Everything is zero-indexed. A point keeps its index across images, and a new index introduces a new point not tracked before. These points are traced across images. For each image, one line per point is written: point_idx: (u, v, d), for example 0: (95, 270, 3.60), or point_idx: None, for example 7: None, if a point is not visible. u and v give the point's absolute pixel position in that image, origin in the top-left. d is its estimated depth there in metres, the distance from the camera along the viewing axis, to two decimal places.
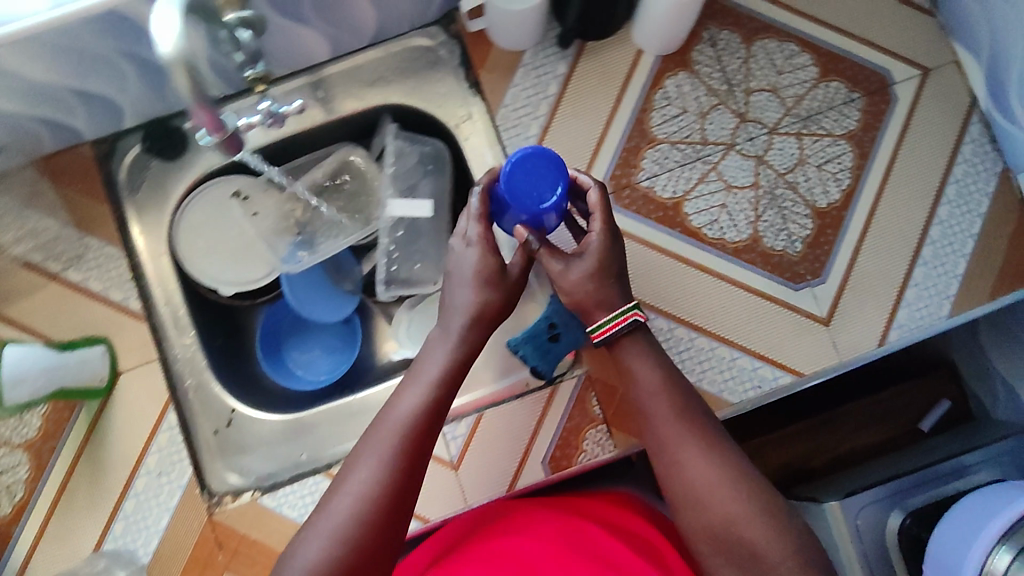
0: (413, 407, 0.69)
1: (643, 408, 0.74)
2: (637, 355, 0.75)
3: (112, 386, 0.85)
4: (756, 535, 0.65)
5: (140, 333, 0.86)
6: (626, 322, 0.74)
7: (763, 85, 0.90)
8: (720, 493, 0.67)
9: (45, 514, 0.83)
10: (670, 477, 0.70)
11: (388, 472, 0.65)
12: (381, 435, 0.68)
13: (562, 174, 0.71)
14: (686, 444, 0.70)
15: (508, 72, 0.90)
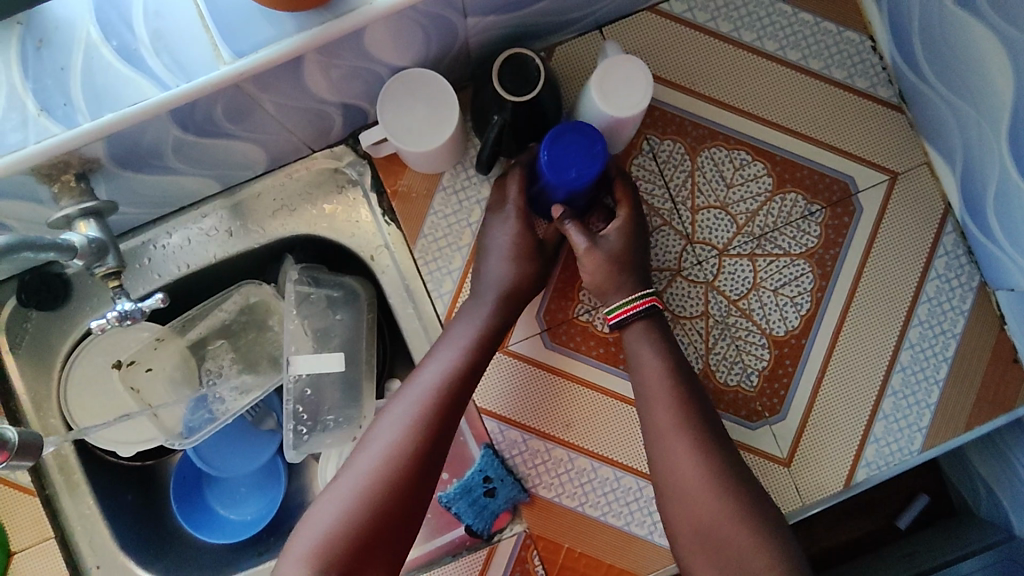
0: (430, 385, 0.71)
1: (643, 389, 0.73)
2: (648, 338, 0.75)
3: (8, 566, 0.79)
4: (741, 542, 0.64)
5: (32, 509, 0.80)
6: (641, 305, 0.75)
7: (710, 201, 0.81)
8: (707, 483, 0.67)
9: None
10: (662, 467, 0.70)
11: (403, 443, 0.68)
12: (399, 404, 0.70)
13: (599, 151, 0.68)
14: (681, 425, 0.70)
15: (427, 197, 0.81)
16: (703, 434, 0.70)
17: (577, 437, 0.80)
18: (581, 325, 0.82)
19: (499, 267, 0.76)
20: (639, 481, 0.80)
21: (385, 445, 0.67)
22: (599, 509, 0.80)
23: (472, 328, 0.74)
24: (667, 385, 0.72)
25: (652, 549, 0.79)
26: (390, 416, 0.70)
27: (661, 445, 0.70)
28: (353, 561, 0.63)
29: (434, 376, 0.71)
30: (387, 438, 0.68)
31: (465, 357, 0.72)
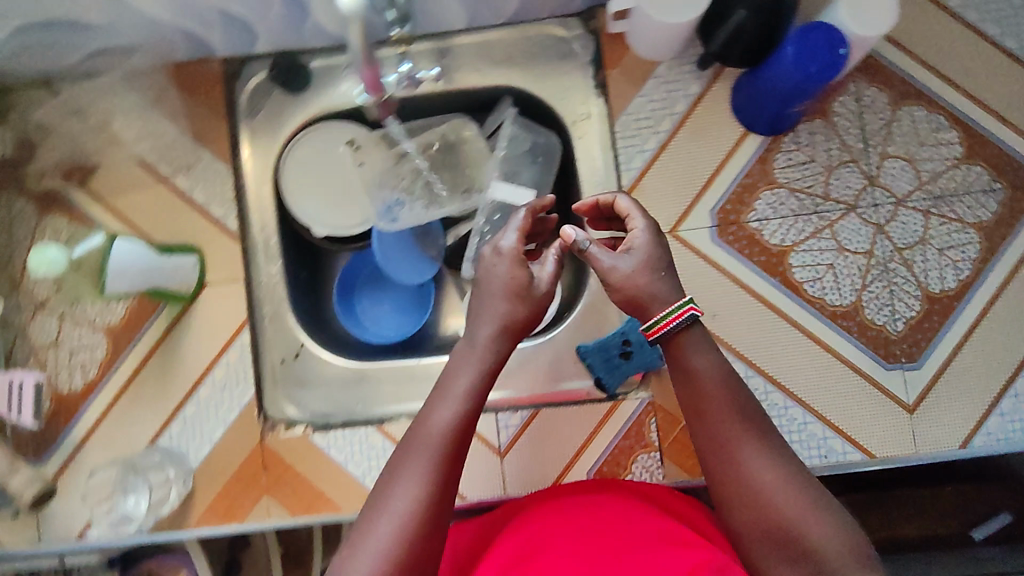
0: (446, 430, 0.60)
1: (687, 399, 0.63)
2: (699, 348, 0.63)
3: (195, 295, 0.88)
4: (823, 541, 0.55)
5: (231, 252, 0.89)
6: (681, 318, 0.62)
7: (900, 153, 0.87)
8: (783, 495, 0.57)
9: (110, 398, 0.88)
10: (732, 479, 0.59)
11: (421, 517, 0.56)
12: (414, 462, 0.59)
13: (842, 47, 0.74)
14: (742, 432, 0.60)
15: (638, 81, 0.87)
16: (766, 436, 0.60)
17: (721, 329, 0.85)
18: (750, 231, 0.86)
19: (501, 308, 0.65)
20: (768, 385, 0.85)
21: (405, 508, 0.57)
22: None
23: (487, 355, 0.64)
24: (727, 388, 0.61)
25: None
26: (405, 478, 0.58)
27: (721, 452, 0.60)
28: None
29: (449, 417, 0.61)
30: (410, 498, 0.57)
31: (483, 380, 0.63)
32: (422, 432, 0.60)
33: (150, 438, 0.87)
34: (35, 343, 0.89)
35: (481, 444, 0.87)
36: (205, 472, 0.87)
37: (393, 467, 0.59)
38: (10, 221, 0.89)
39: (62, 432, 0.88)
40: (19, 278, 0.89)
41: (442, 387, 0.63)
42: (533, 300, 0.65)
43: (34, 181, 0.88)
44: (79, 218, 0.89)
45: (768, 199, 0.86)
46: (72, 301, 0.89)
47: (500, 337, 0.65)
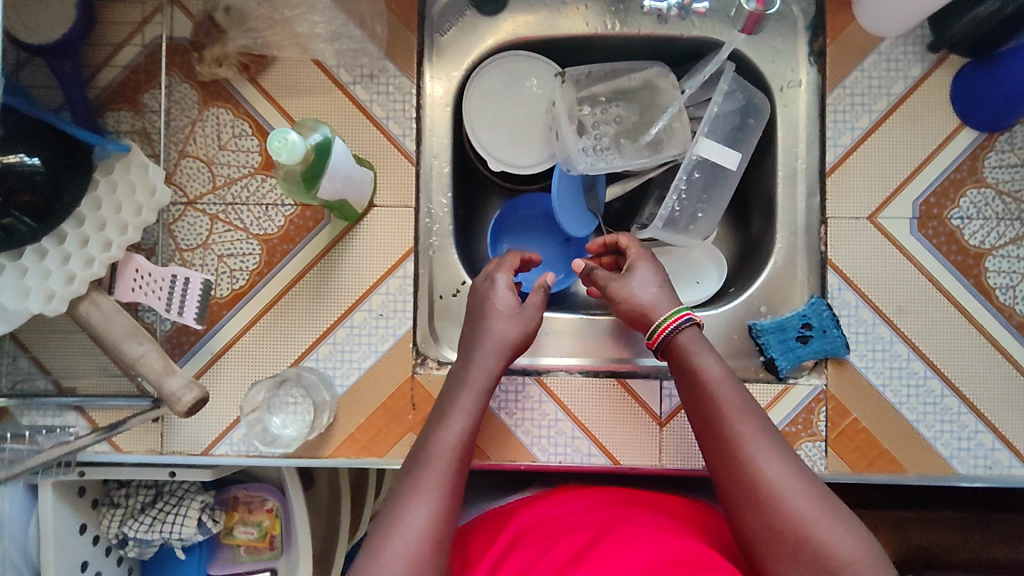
0: (451, 447, 0.69)
1: (699, 408, 0.72)
2: (698, 348, 0.74)
3: (363, 214, 0.83)
4: (827, 534, 0.62)
5: (405, 174, 0.83)
6: (681, 320, 0.75)
7: None
8: (789, 493, 0.65)
9: (258, 310, 0.82)
10: (741, 482, 0.67)
11: (433, 527, 0.64)
12: (427, 479, 0.66)
13: None
14: (748, 436, 0.68)
15: (859, 55, 0.83)
16: (768, 436, 0.68)
17: (905, 324, 0.83)
18: (950, 228, 0.83)
19: (507, 330, 0.77)
20: (944, 388, 0.83)
21: (422, 523, 0.63)
22: (898, 396, 0.83)
23: (484, 377, 0.74)
24: (735, 391, 0.71)
25: (930, 452, 0.82)
26: (417, 502, 0.65)
27: (730, 456, 0.68)
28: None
29: (454, 437, 0.70)
30: (423, 516, 0.64)
31: (484, 399, 0.74)
32: (425, 454, 0.69)
33: (295, 359, 0.82)
34: (181, 242, 0.82)
35: (642, 409, 0.84)
36: (349, 401, 0.81)
37: (404, 490, 0.65)
38: (171, 107, 0.83)
39: (200, 340, 0.81)
40: (173, 170, 0.82)
41: (449, 405, 0.73)
42: (521, 321, 0.78)
43: (206, 67, 0.81)
44: (247, 114, 0.83)
45: (973, 197, 0.83)
46: (229, 201, 0.83)
47: (491, 360, 0.75)
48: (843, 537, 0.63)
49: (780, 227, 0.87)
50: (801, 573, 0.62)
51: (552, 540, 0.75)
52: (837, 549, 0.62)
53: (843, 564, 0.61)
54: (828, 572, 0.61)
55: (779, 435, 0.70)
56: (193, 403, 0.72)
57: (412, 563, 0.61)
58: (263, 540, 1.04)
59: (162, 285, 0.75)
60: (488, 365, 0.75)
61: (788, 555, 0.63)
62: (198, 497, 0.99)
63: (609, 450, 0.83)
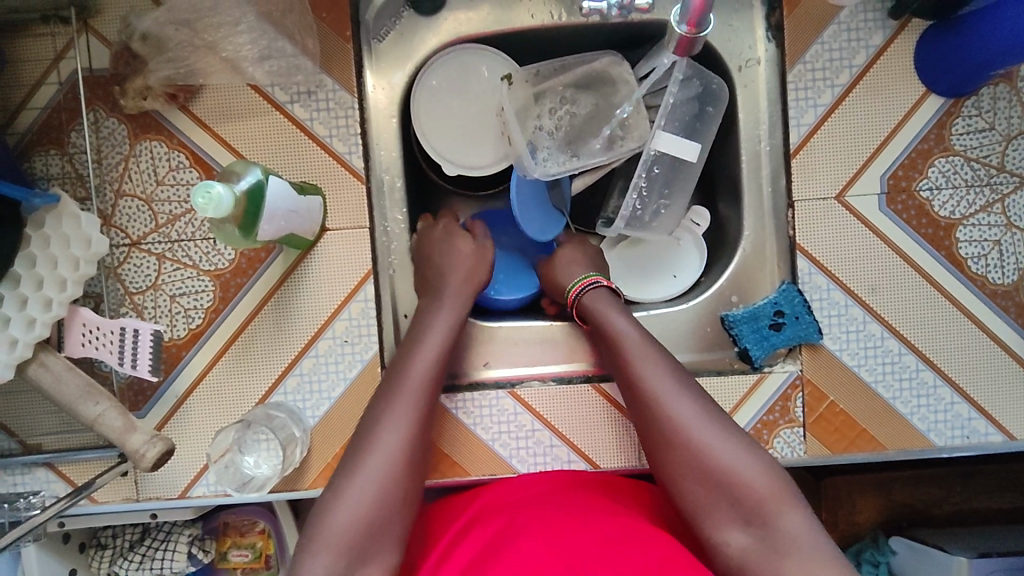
0: (423, 375, 0.71)
1: (613, 359, 0.74)
2: (612, 310, 0.76)
3: (316, 240, 0.79)
4: (734, 468, 0.63)
5: (356, 194, 0.79)
6: (589, 282, 0.79)
7: None
8: (694, 431, 0.66)
9: (218, 349, 0.80)
10: (651, 425, 0.69)
11: (405, 450, 0.67)
12: (398, 403, 0.69)
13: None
14: (654, 380, 0.69)
15: (819, 26, 0.79)
16: (679, 382, 0.69)
17: (879, 302, 0.81)
18: (919, 201, 0.81)
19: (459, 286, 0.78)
20: (919, 362, 0.82)
21: (396, 447, 0.66)
22: (874, 375, 0.82)
23: (452, 311, 0.76)
24: (645, 345, 0.72)
25: (907, 428, 0.82)
26: (392, 421, 0.68)
27: (640, 400, 0.70)
28: (364, 554, 0.62)
29: (425, 364, 0.72)
30: (396, 441, 0.67)
31: (454, 331, 0.76)
32: (396, 384, 0.70)
33: (262, 395, 0.80)
34: (130, 286, 0.79)
35: (619, 412, 0.83)
36: (322, 432, 0.80)
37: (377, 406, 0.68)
38: (100, 144, 0.78)
39: (163, 384, 0.79)
40: (112, 212, 0.78)
41: (418, 336, 0.74)
42: (477, 263, 0.81)
43: (130, 101, 0.75)
44: (181, 145, 0.78)
45: (941, 167, 0.80)
46: (174, 239, 0.79)
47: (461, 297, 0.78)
48: (750, 467, 0.63)
49: (748, 213, 0.85)
50: (715, 506, 0.64)
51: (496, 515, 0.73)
52: (744, 479, 0.63)
53: (746, 494, 0.62)
54: (732, 500, 0.63)
55: (694, 381, 0.71)
56: (157, 456, 0.72)
57: (381, 481, 0.64)
58: (258, 562, 1.03)
59: (112, 339, 0.73)
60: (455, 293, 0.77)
61: (697, 489, 0.65)
62: (185, 531, 0.98)
63: (588, 455, 0.83)
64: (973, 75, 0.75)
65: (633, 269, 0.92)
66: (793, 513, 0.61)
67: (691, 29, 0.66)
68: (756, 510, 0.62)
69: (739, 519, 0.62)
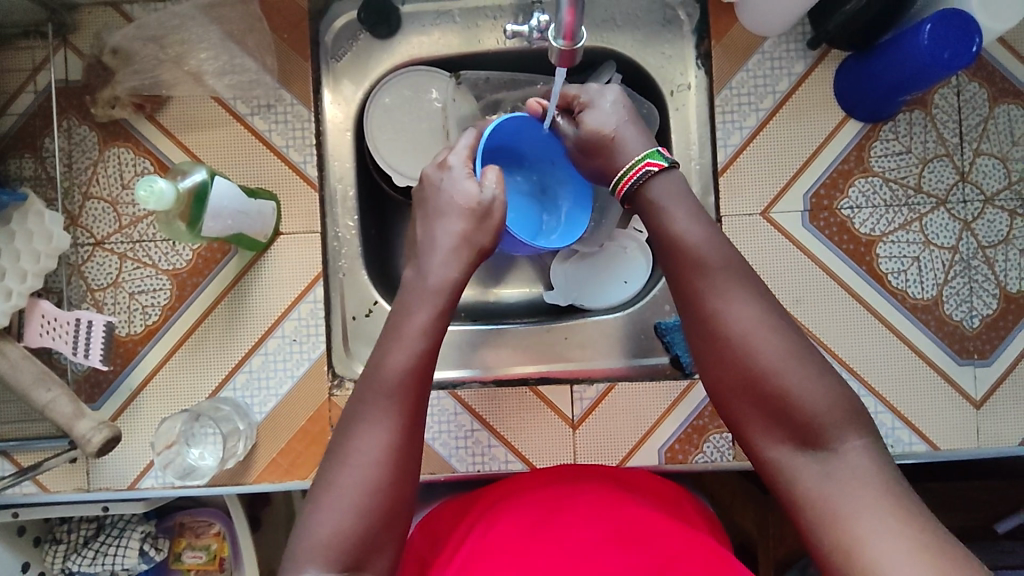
0: (402, 369, 0.65)
1: (668, 266, 0.69)
2: (679, 209, 0.69)
3: (270, 243, 0.84)
4: (795, 387, 0.61)
5: (309, 201, 0.84)
6: (636, 174, 0.72)
7: (993, 151, 0.85)
8: (760, 351, 0.62)
9: (173, 344, 0.84)
10: (706, 336, 0.65)
11: (388, 454, 0.62)
12: (382, 402, 0.64)
13: (922, 77, 0.74)
14: (716, 291, 0.65)
15: (743, 55, 0.85)
16: (744, 294, 0.65)
17: (803, 313, 0.86)
18: (840, 218, 0.85)
19: (448, 273, 0.70)
20: (843, 372, 0.86)
21: (380, 449, 0.62)
22: None
23: (432, 300, 0.68)
24: (713, 247, 0.67)
25: None
26: (374, 425, 0.63)
27: (697, 309, 0.66)
28: (361, 564, 0.60)
29: (404, 357, 0.65)
30: (382, 443, 0.62)
31: (439, 315, 0.68)
32: (377, 376, 0.65)
33: (213, 390, 0.84)
34: (92, 282, 0.83)
35: (554, 414, 0.86)
36: (269, 427, 0.83)
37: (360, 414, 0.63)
38: (71, 149, 0.83)
39: (119, 377, 0.83)
40: (78, 212, 0.83)
41: (400, 321, 0.68)
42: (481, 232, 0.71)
43: (100, 109, 0.81)
44: (147, 152, 0.83)
45: (861, 186, 0.85)
46: (136, 240, 0.84)
47: (450, 271, 0.70)
48: (814, 389, 0.61)
49: None
50: (771, 421, 0.62)
51: (479, 524, 0.73)
52: (804, 400, 0.61)
53: (806, 412, 0.60)
54: (792, 415, 0.61)
55: (761, 289, 0.66)
56: (103, 442, 0.75)
57: (361, 501, 0.61)
58: (212, 563, 1.05)
59: (67, 330, 0.78)
60: (444, 274, 0.69)
61: (751, 404, 0.63)
62: (139, 527, 1.00)
63: (525, 455, 0.85)
64: (885, 101, 0.80)
65: (584, 280, 0.94)
66: (853, 442, 0.59)
67: (568, 43, 0.60)
68: (812, 431, 0.60)
69: (792, 438, 0.61)
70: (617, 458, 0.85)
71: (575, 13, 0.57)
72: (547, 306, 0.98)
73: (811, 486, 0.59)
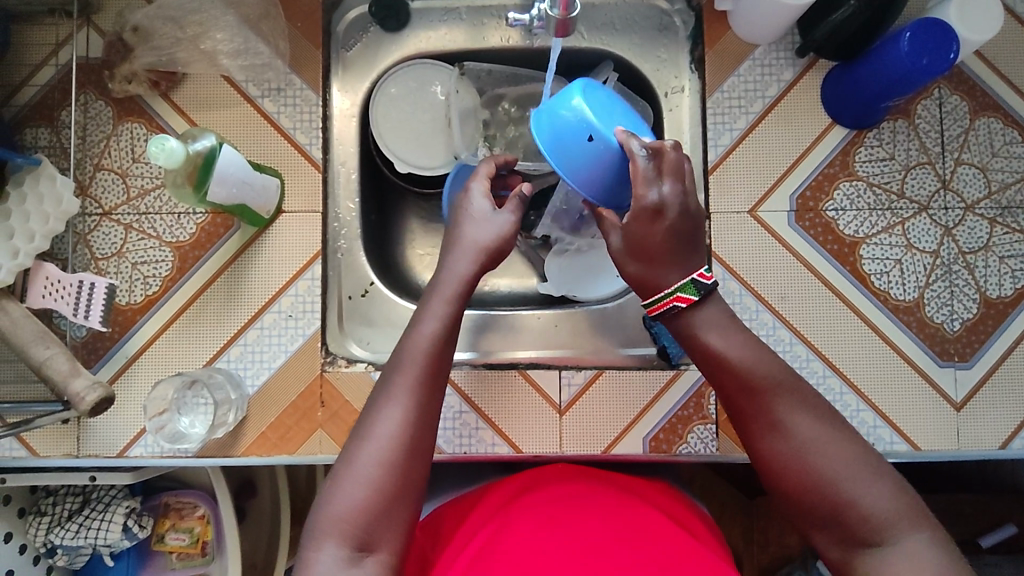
0: (423, 350, 0.66)
1: (721, 390, 0.67)
2: (717, 325, 0.67)
3: (272, 220, 0.86)
4: (856, 493, 0.61)
5: (312, 181, 0.87)
6: (671, 306, 0.67)
7: (973, 161, 0.89)
8: (820, 455, 0.62)
9: (171, 314, 0.86)
10: (765, 443, 0.64)
11: (406, 430, 0.64)
12: (400, 382, 0.65)
13: (903, 78, 0.78)
14: (774, 408, 0.64)
15: (735, 60, 0.89)
16: (801, 399, 0.64)
17: (787, 309, 0.88)
18: (825, 220, 0.88)
19: (460, 266, 0.71)
20: (826, 369, 0.87)
21: (396, 426, 0.63)
22: None
23: (454, 282, 0.70)
24: (764, 353, 0.66)
25: None
26: (392, 402, 0.64)
27: (756, 427, 0.65)
28: (373, 542, 0.61)
29: (422, 342, 0.67)
30: (396, 420, 0.64)
31: (455, 303, 0.70)
32: (400, 353, 0.67)
33: (209, 359, 0.85)
34: (97, 251, 0.86)
35: (542, 399, 0.87)
36: (261, 400, 0.85)
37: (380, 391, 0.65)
38: (86, 123, 0.86)
39: (116, 345, 0.85)
40: (89, 182, 0.86)
41: (419, 311, 0.70)
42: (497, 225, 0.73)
43: (116, 84, 0.85)
44: (159, 128, 0.86)
45: (846, 190, 0.88)
46: (143, 211, 0.86)
47: (464, 264, 0.71)
48: (874, 495, 0.61)
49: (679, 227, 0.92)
50: (831, 527, 0.62)
51: (487, 527, 0.73)
52: (865, 506, 0.60)
53: (873, 523, 0.60)
54: (855, 529, 0.60)
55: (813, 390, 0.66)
56: (96, 401, 0.76)
57: (378, 478, 0.62)
58: (194, 547, 1.04)
59: (70, 292, 0.82)
60: (458, 269, 0.71)
61: (812, 519, 0.62)
62: (124, 502, 1.00)
63: (511, 439, 0.86)
64: (869, 108, 0.84)
65: (578, 272, 0.96)
66: (914, 540, 0.59)
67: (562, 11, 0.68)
68: (873, 533, 0.60)
69: (850, 540, 0.61)
70: (602, 445, 0.86)
71: None
72: (541, 297, 1.00)
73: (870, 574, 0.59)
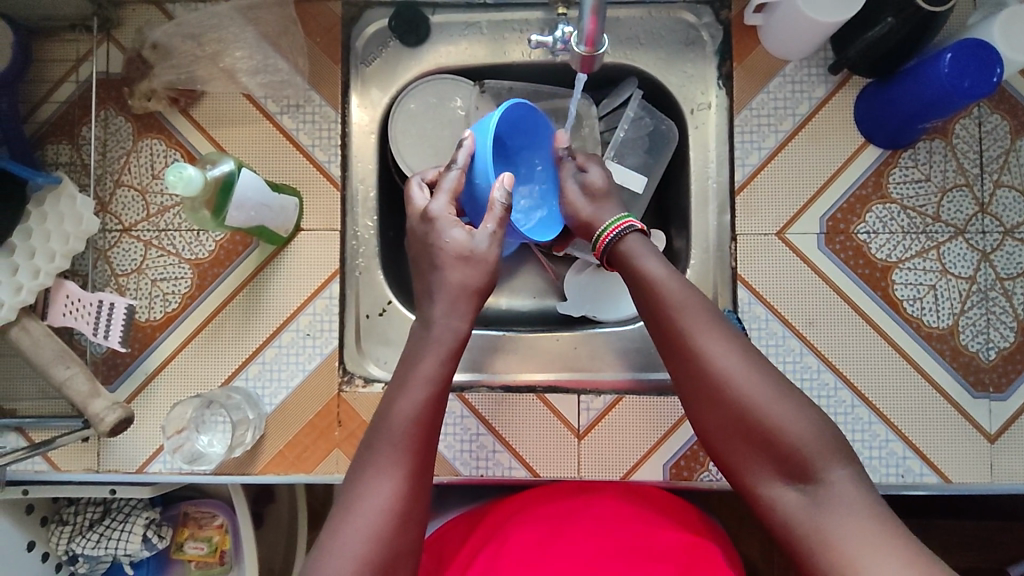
0: (410, 419, 0.65)
1: (648, 312, 0.69)
2: (645, 254, 0.70)
3: (290, 238, 0.86)
4: (775, 420, 0.61)
5: (330, 199, 0.86)
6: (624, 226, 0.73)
7: (1013, 183, 0.85)
8: (741, 383, 0.62)
9: (189, 332, 0.85)
10: (688, 371, 0.65)
11: (396, 501, 0.62)
12: (390, 452, 0.64)
13: (941, 101, 0.74)
14: (698, 332, 0.65)
15: (764, 77, 0.87)
16: (718, 326, 0.65)
17: (815, 335, 0.85)
18: (856, 243, 0.85)
19: (455, 322, 0.70)
20: (855, 399, 0.84)
21: (386, 498, 0.62)
22: None
23: (444, 346, 0.69)
24: (684, 284, 0.68)
25: None
26: (380, 474, 0.63)
27: (680, 352, 0.65)
28: None
29: (411, 406, 0.66)
30: (385, 493, 0.62)
31: (447, 365, 0.69)
32: (387, 422, 0.66)
33: (225, 379, 0.85)
34: (117, 268, 0.86)
35: (561, 422, 0.86)
36: (277, 419, 0.84)
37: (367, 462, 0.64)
38: (107, 138, 0.86)
39: (135, 362, 0.85)
40: (109, 199, 0.86)
41: (406, 373, 0.68)
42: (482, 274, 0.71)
43: (136, 101, 0.84)
44: (178, 144, 0.86)
45: (878, 213, 0.85)
46: (162, 228, 0.86)
47: (453, 323, 0.70)
48: (797, 422, 0.61)
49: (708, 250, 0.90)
50: (759, 458, 0.62)
51: (487, 548, 0.74)
52: (790, 433, 0.61)
53: (800, 452, 0.60)
54: (779, 453, 0.61)
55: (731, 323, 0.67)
56: (116, 422, 0.77)
57: (365, 552, 0.59)
58: (212, 555, 1.04)
59: (90, 311, 0.81)
60: (451, 327, 0.70)
61: (738, 445, 0.63)
62: (144, 513, 1.01)
63: (529, 463, 0.85)
64: (903, 128, 0.81)
65: (599, 293, 0.96)
66: (842, 473, 0.59)
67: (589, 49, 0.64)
68: (800, 459, 0.60)
69: (781, 473, 0.61)
70: (622, 470, 0.85)
71: (597, 22, 0.60)
72: (560, 317, 0.98)
73: (807, 528, 0.59)
